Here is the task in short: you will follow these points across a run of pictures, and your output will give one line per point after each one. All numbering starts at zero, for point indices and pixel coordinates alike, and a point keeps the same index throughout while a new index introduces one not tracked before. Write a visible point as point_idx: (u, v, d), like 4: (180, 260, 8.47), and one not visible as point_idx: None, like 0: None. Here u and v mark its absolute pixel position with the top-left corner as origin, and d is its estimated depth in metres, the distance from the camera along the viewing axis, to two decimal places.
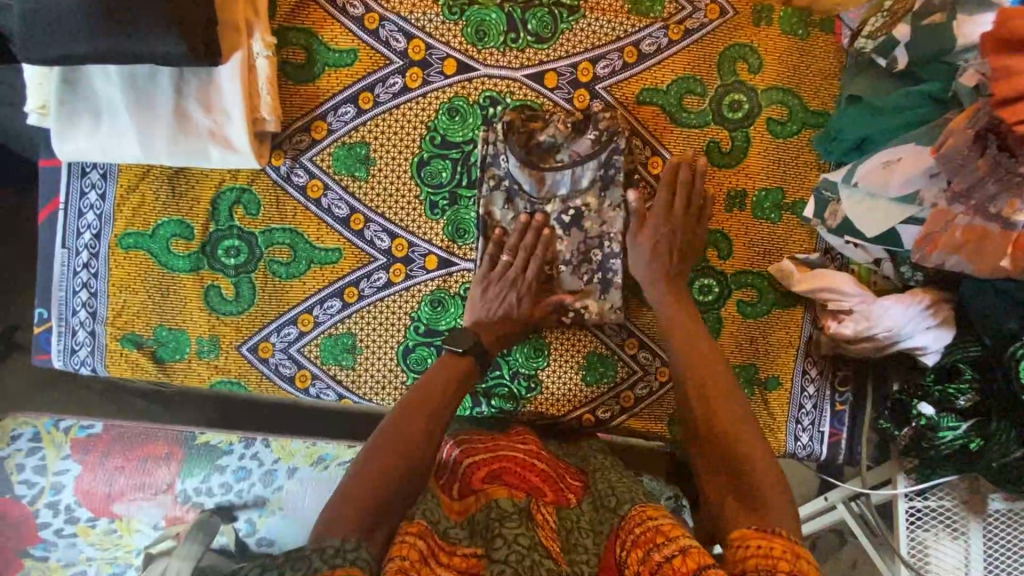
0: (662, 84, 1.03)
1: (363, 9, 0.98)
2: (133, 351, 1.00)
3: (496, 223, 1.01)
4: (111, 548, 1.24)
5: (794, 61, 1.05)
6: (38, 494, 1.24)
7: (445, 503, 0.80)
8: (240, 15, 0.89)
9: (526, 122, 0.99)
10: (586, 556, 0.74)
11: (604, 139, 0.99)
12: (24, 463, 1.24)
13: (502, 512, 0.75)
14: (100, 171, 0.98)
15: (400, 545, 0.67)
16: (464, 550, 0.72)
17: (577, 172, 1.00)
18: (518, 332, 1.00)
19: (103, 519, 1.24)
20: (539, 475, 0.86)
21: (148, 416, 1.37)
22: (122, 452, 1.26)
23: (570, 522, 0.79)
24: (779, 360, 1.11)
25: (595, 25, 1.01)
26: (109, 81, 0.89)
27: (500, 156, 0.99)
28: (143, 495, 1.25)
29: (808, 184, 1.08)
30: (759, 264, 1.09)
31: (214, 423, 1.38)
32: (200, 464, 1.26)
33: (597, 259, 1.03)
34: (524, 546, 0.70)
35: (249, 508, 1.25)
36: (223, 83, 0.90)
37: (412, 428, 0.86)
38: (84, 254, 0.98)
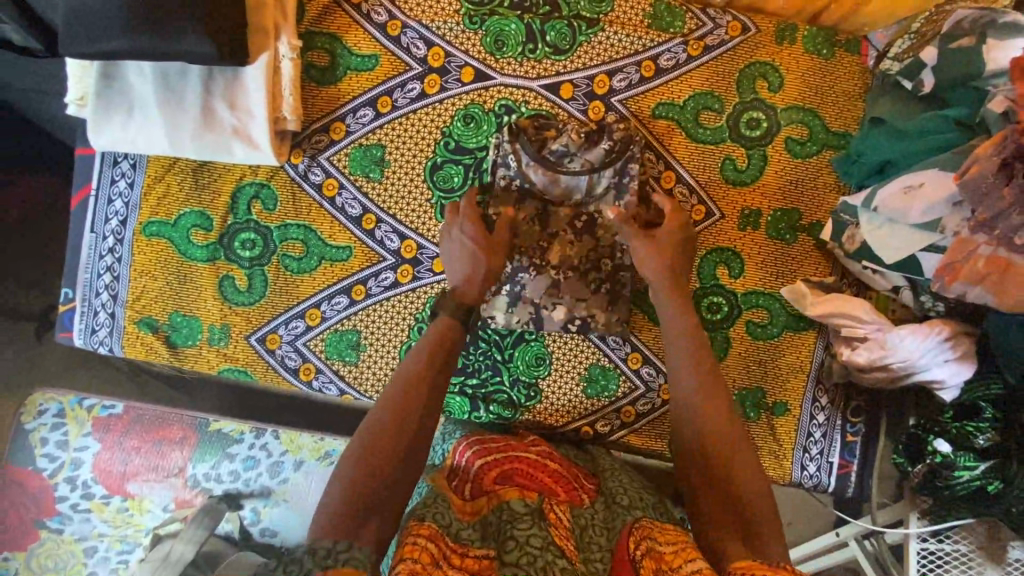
0: (679, 100, 1.03)
1: (387, 16, 1.00)
2: (148, 334, 1.03)
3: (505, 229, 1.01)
4: (123, 526, 1.28)
5: (816, 80, 1.03)
6: (58, 468, 1.29)
7: (457, 505, 0.80)
8: (269, 19, 0.93)
9: (538, 130, 1.00)
10: (598, 554, 0.73)
11: (617, 150, 0.99)
12: (47, 437, 1.29)
13: (513, 514, 0.75)
14: (130, 161, 1.02)
15: (413, 547, 0.67)
16: (476, 553, 0.70)
17: (594, 178, 1.01)
18: (490, 253, 0.95)
19: (116, 497, 1.29)
20: (552, 475, 0.88)
21: (166, 400, 1.42)
22: (139, 434, 1.30)
23: (584, 521, 0.78)
24: (789, 385, 1.08)
25: (613, 39, 1.01)
26: (143, 76, 0.94)
27: (508, 155, 1.00)
28: (156, 476, 1.29)
29: (826, 206, 1.06)
30: (771, 284, 1.06)
31: (227, 411, 1.43)
32: (212, 450, 1.30)
33: (608, 268, 1.04)
34: (537, 547, 0.68)
35: (254, 497, 1.29)
36: (249, 82, 0.94)
37: (405, 416, 0.82)
38: (110, 239, 1.02)
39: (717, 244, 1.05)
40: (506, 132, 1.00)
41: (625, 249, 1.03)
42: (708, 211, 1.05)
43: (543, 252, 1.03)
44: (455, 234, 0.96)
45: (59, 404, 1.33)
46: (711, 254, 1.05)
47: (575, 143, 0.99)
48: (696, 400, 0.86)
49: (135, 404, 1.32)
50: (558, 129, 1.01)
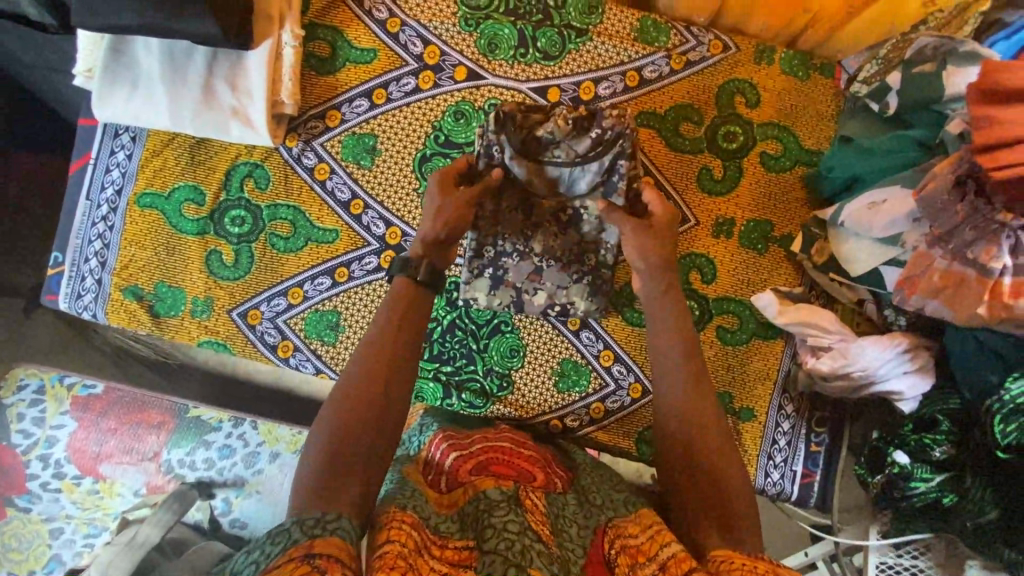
0: (661, 109, 1.08)
1: (387, 14, 1.05)
2: (133, 303, 1.04)
3: (486, 219, 1.02)
4: (91, 508, 1.32)
5: (791, 99, 1.08)
6: (32, 445, 1.33)
7: (434, 498, 0.78)
8: (275, 8, 0.98)
9: (526, 116, 0.96)
10: (571, 543, 0.71)
11: (606, 140, 0.97)
12: (24, 413, 1.33)
13: (490, 503, 0.73)
14: (131, 134, 1.05)
15: (398, 531, 0.65)
16: (456, 544, 0.69)
17: (576, 173, 0.99)
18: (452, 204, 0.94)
19: (88, 478, 1.33)
20: (526, 459, 0.90)
21: (150, 386, 1.43)
22: (116, 416, 1.34)
23: (558, 509, 0.77)
24: (756, 392, 1.10)
25: (600, 49, 1.07)
26: (151, 54, 0.99)
27: (491, 145, 0.97)
28: (130, 459, 1.33)
29: (798, 220, 1.09)
30: (742, 292, 1.09)
31: (207, 399, 1.43)
32: (187, 437, 1.34)
33: (592, 262, 1.06)
34: (514, 532, 0.67)
35: (227, 487, 1.32)
36: (252, 66, 0.99)
37: (371, 382, 0.80)
38: (104, 208, 1.04)
39: (691, 250, 1.09)
40: (493, 120, 0.95)
41: (609, 245, 1.05)
42: (684, 217, 1.09)
43: (524, 241, 1.05)
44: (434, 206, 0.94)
45: (39, 380, 1.37)
46: (686, 258, 1.09)
47: (562, 131, 0.95)
48: (668, 382, 0.87)
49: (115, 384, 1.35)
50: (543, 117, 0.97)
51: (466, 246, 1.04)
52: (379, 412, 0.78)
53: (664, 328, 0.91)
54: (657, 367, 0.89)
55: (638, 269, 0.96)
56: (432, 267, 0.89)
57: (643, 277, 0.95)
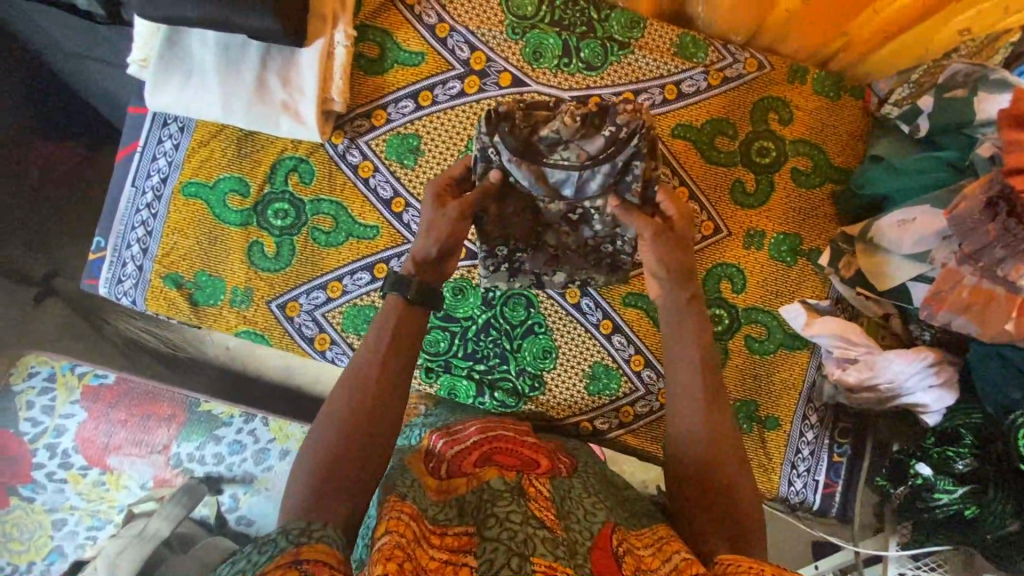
0: (697, 123, 1.11)
1: (436, 19, 1.08)
2: (173, 290, 1.05)
3: (492, 223, 0.94)
4: (96, 500, 1.30)
5: (823, 118, 1.12)
6: (40, 433, 1.32)
7: (433, 487, 0.76)
8: (330, 8, 1.01)
9: (527, 114, 0.81)
10: (578, 526, 0.70)
11: (622, 138, 0.80)
12: (34, 401, 1.32)
13: (494, 493, 0.71)
14: (179, 124, 1.06)
15: (395, 521, 0.63)
16: (456, 530, 0.67)
17: (585, 175, 0.83)
18: (447, 216, 0.88)
19: (94, 470, 1.31)
20: (532, 448, 0.88)
21: (159, 377, 1.45)
22: (127, 407, 1.34)
23: (564, 493, 0.75)
24: (781, 402, 1.12)
25: (641, 62, 1.10)
26: (206, 47, 1.00)
27: (488, 147, 0.83)
28: (138, 451, 1.33)
29: (826, 235, 1.13)
30: (770, 303, 1.12)
31: (218, 392, 1.45)
32: (199, 430, 1.34)
33: (608, 250, 1.02)
34: (517, 522, 0.65)
35: (234, 483, 1.32)
36: (304, 64, 1.01)
37: (367, 389, 0.81)
38: (149, 195, 1.06)
39: (722, 259, 1.12)
40: (484, 121, 0.80)
41: (625, 239, 0.99)
42: (717, 228, 1.12)
43: (536, 237, 0.99)
44: (425, 224, 0.90)
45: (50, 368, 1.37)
46: (718, 268, 1.12)
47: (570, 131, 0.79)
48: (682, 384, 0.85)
49: (127, 376, 1.36)
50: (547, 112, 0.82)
51: (478, 250, 1.01)
52: (374, 419, 0.79)
53: (685, 337, 0.88)
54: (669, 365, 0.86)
55: (658, 278, 0.91)
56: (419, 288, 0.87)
57: (664, 285, 0.90)
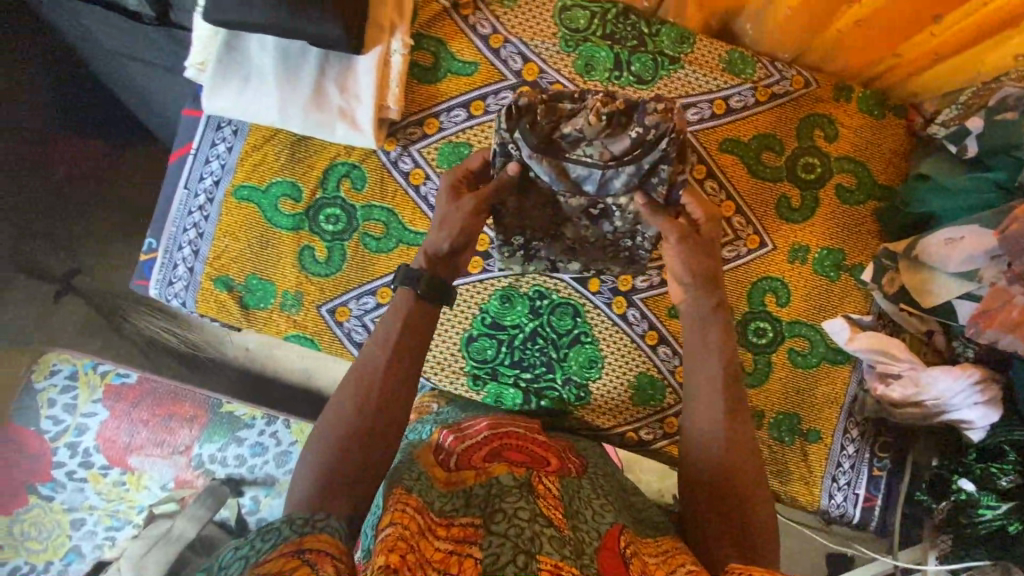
0: (745, 138, 1.12)
1: (490, 30, 1.09)
2: (223, 293, 1.06)
3: (510, 216, 0.95)
4: (116, 499, 1.38)
5: (868, 136, 1.14)
6: (62, 431, 1.40)
7: (441, 479, 0.76)
8: (387, 17, 1.01)
9: (550, 108, 0.80)
10: (587, 525, 0.71)
11: (650, 139, 0.79)
12: (56, 399, 1.40)
13: (502, 488, 0.70)
14: (233, 127, 1.07)
15: (400, 513, 0.63)
16: (462, 522, 0.67)
17: (608, 174, 0.81)
18: (462, 212, 0.90)
19: (116, 469, 1.39)
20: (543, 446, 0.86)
21: (180, 378, 1.47)
22: (149, 408, 1.42)
23: (574, 493, 0.76)
24: (822, 414, 1.13)
25: (690, 77, 1.12)
26: (265, 52, 1.01)
27: (508, 143, 0.83)
28: (160, 452, 1.41)
29: (868, 250, 1.14)
30: (813, 317, 1.13)
31: (241, 394, 1.48)
32: (221, 432, 1.41)
33: (627, 246, 1.00)
34: (525, 519, 0.64)
35: (255, 486, 1.39)
36: (361, 72, 1.02)
37: (373, 389, 0.82)
38: (201, 197, 1.06)
39: (767, 273, 1.13)
40: (505, 115, 0.80)
41: (645, 236, 0.98)
42: (762, 242, 1.13)
43: (556, 227, 0.96)
44: (440, 217, 0.91)
45: (71, 367, 1.44)
46: (762, 281, 1.13)
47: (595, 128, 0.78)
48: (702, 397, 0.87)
49: (149, 376, 1.44)
50: (572, 107, 0.80)
51: (494, 239, 1.02)
52: (380, 419, 0.80)
53: (705, 349, 0.89)
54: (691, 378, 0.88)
55: (685, 284, 0.94)
56: (430, 283, 0.87)
57: (691, 290, 0.93)
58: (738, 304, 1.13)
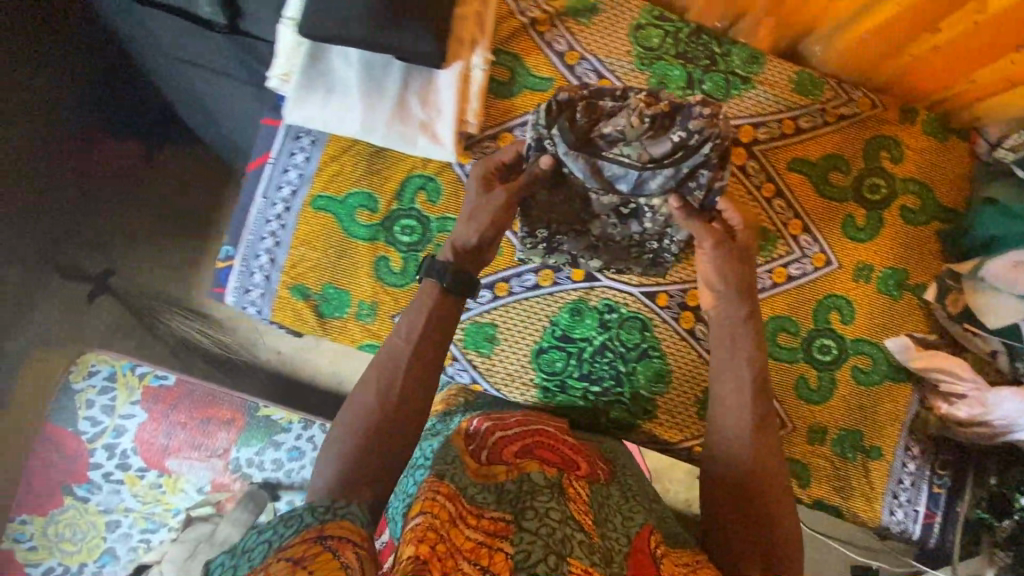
0: (813, 158, 1.14)
1: (566, 47, 1.10)
2: (299, 301, 1.07)
3: (539, 209, 0.99)
4: (151, 502, 1.42)
5: (932, 159, 1.16)
6: (100, 432, 1.43)
7: (472, 468, 0.80)
8: (467, 32, 1.02)
9: (590, 107, 0.84)
10: (616, 532, 0.76)
11: (690, 144, 0.83)
12: (95, 400, 1.43)
13: (534, 486, 0.75)
14: (311, 137, 1.07)
15: (432, 502, 0.68)
16: (492, 514, 0.71)
17: (645, 175, 0.85)
18: (489, 206, 0.96)
19: (153, 471, 1.43)
20: (572, 450, 0.91)
21: (208, 376, 1.62)
22: (187, 411, 1.45)
23: (603, 500, 0.82)
24: (884, 432, 1.15)
25: (761, 96, 1.13)
26: (349, 65, 1.01)
27: (544, 139, 0.87)
28: (198, 455, 1.44)
29: (931, 270, 1.16)
30: (876, 335, 1.15)
31: (269, 395, 1.62)
32: (258, 435, 1.45)
33: (653, 248, 1.05)
34: (556, 520, 0.69)
35: (291, 490, 1.44)
36: (442, 86, 1.03)
37: (397, 382, 0.88)
38: (279, 206, 1.06)
39: (832, 291, 1.15)
40: (544, 112, 0.85)
41: (673, 238, 1.03)
42: (827, 261, 1.15)
43: (581, 224, 1.01)
44: (471, 210, 0.97)
45: (109, 367, 1.47)
46: (827, 300, 1.15)
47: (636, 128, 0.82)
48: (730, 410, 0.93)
49: (186, 379, 1.47)
50: (612, 105, 0.84)
51: (520, 231, 1.05)
52: (402, 410, 0.86)
53: (734, 354, 0.95)
54: (718, 379, 0.95)
55: (716, 290, 0.98)
56: (457, 276, 0.93)
57: (722, 298, 0.97)
58: (804, 322, 1.14)
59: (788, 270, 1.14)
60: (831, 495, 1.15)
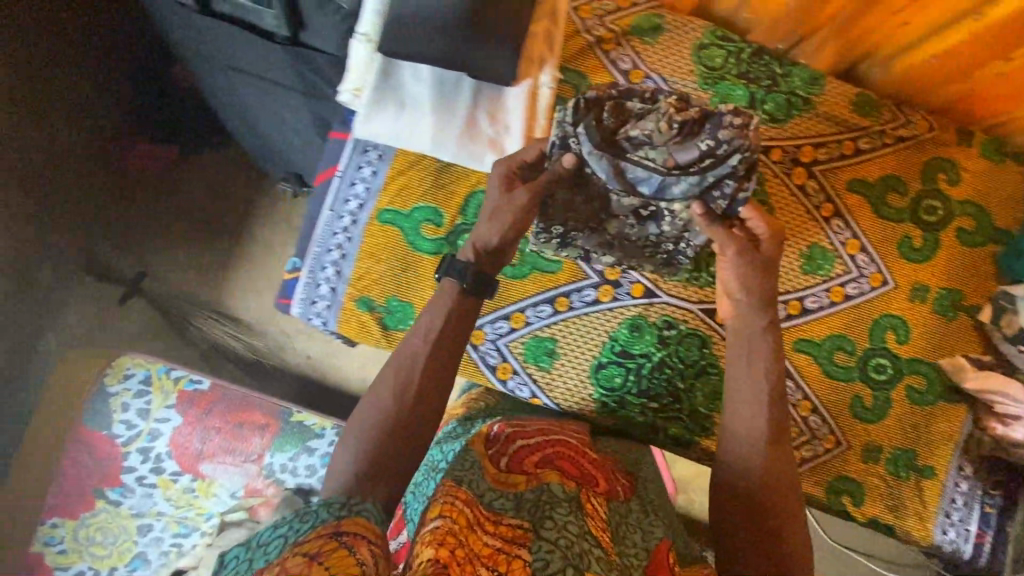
0: (871, 179, 1.15)
1: (631, 65, 1.12)
2: (364, 313, 1.08)
3: (556, 208, 0.96)
4: (185, 506, 1.40)
5: (988, 182, 1.17)
6: (134, 436, 1.41)
7: (492, 474, 0.82)
8: (537, 50, 1.03)
9: (618, 108, 0.82)
10: (635, 549, 0.80)
11: (719, 153, 0.81)
12: (130, 404, 1.42)
13: (553, 497, 0.77)
14: (378, 151, 1.09)
15: (449, 506, 0.71)
16: (510, 522, 0.73)
17: (669, 181, 0.82)
18: (511, 206, 0.93)
19: (186, 475, 1.41)
20: (592, 464, 0.92)
21: (236, 378, 1.65)
22: (222, 416, 1.44)
23: (619, 516, 0.85)
24: (938, 451, 1.16)
25: (822, 117, 1.14)
26: (421, 80, 1.02)
27: (569, 137, 0.84)
28: (232, 460, 1.42)
29: (985, 290, 1.17)
30: (931, 355, 1.16)
31: (296, 399, 1.65)
32: (292, 441, 1.44)
33: (667, 250, 1.03)
34: (574, 534, 0.73)
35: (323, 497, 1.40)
36: (511, 103, 1.04)
37: (414, 385, 0.87)
38: (346, 219, 1.08)
39: (888, 311, 1.16)
40: (572, 110, 0.82)
41: (689, 242, 1.01)
42: (884, 280, 1.15)
43: (597, 224, 0.99)
44: (493, 209, 0.94)
45: (144, 371, 1.46)
46: (883, 320, 1.15)
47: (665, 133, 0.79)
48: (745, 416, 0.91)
49: (222, 384, 1.47)
50: (640, 108, 0.82)
51: (535, 226, 1.02)
52: (419, 412, 0.86)
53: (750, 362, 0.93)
54: (732, 385, 0.94)
55: (735, 299, 0.97)
56: (476, 278, 0.92)
57: (745, 307, 0.96)
58: (860, 341, 1.15)
59: (845, 289, 1.15)
60: (886, 515, 1.16)
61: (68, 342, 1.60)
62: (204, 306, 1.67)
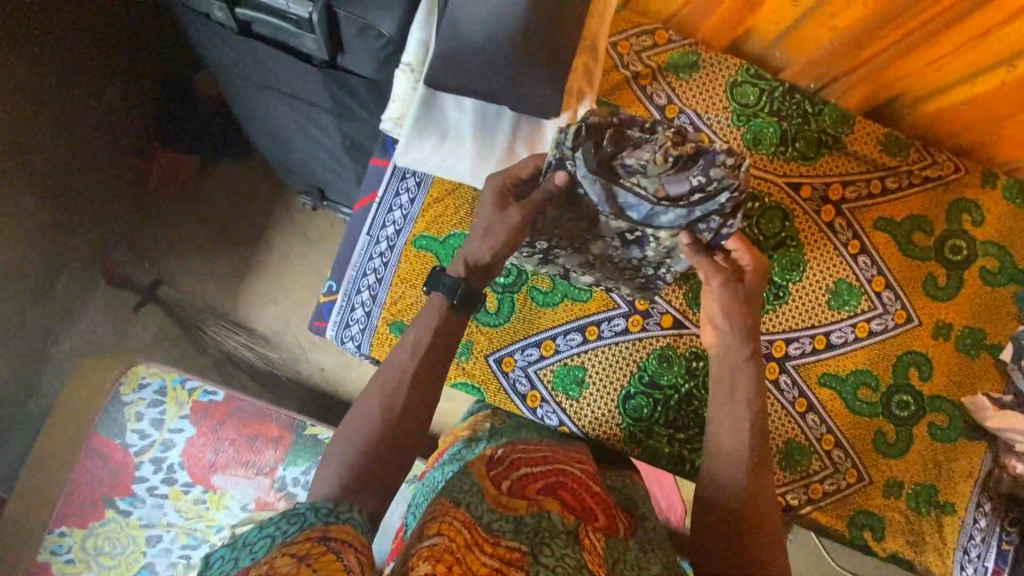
0: (898, 218, 1.17)
1: (666, 100, 1.15)
2: (397, 338, 1.08)
3: (546, 225, 0.95)
4: (195, 518, 1.37)
5: (1012, 222, 1.19)
6: (146, 446, 1.39)
7: (493, 497, 0.82)
8: (576, 83, 1.04)
9: (618, 134, 0.80)
10: None
11: (709, 190, 0.80)
12: (144, 413, 1.41)
13: (552, 526, 0.77)
14: (417, 179, 1.12)
15: (449, 526, 0.72)
16: (508, 544, 0.74)
17: (657, 211, 0.82)
18: (501, 225, 0.92)
19: (198, 487, 1.39)
20: (593, 498, 0.90)
21: (249, 390, 1.64)
22: (235, 428, 1.44)
23: (617, 553, 0.83)
24: (958, 488, 1.17)
25: (851, 155, 1.17)
26: (462, 112, 1.04)
27: (565, 158, 0.82)
28: (245, 473, 1.40)
29: (1007, 330, 1.19)
30: (953, 392, 1.17)
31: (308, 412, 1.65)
32: (306, 454, 1.43)
33: (648, 274, 1.04)
34: (571, 566, 0.72)
35: None
36: (550, 135, 1.05)
37: (403, 396, 0.89)
38: (383, 244, 1.10)
39: (911, 348, 1.17)
40: (574, 133, 0.80)
41: (670, 268, 1.02)
42: (909, 317, 1.17)
43: (582, 244, 0.99)
44: (486, 226, 0.93)
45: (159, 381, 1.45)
46: (906, 356, 1.17)
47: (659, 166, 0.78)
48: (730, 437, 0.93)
49: (236, 396, 1.46)
50: (640, 137, 0.80)
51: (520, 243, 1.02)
52: (409, 423, 0.88)
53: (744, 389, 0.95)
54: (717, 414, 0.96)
55: (719, 326, 0.97)
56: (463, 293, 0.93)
57: (728, 337, 0.97)
58: (884, 377, 1.17)
59: (870, 325, 1.17)
60: (904, 549, 1.17)
61: (79, 346, 1.59)
62: (219, 316, 1.67)
